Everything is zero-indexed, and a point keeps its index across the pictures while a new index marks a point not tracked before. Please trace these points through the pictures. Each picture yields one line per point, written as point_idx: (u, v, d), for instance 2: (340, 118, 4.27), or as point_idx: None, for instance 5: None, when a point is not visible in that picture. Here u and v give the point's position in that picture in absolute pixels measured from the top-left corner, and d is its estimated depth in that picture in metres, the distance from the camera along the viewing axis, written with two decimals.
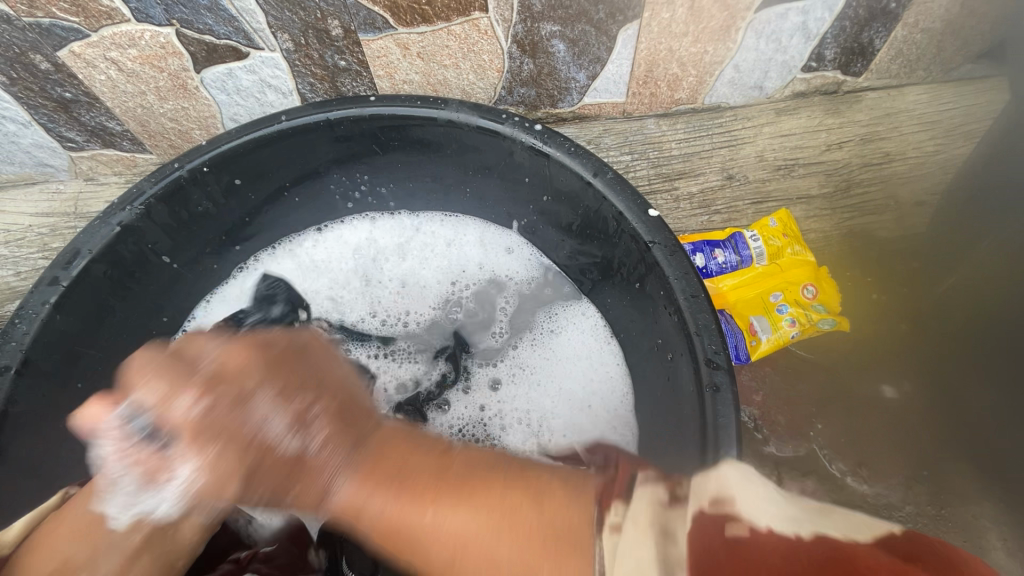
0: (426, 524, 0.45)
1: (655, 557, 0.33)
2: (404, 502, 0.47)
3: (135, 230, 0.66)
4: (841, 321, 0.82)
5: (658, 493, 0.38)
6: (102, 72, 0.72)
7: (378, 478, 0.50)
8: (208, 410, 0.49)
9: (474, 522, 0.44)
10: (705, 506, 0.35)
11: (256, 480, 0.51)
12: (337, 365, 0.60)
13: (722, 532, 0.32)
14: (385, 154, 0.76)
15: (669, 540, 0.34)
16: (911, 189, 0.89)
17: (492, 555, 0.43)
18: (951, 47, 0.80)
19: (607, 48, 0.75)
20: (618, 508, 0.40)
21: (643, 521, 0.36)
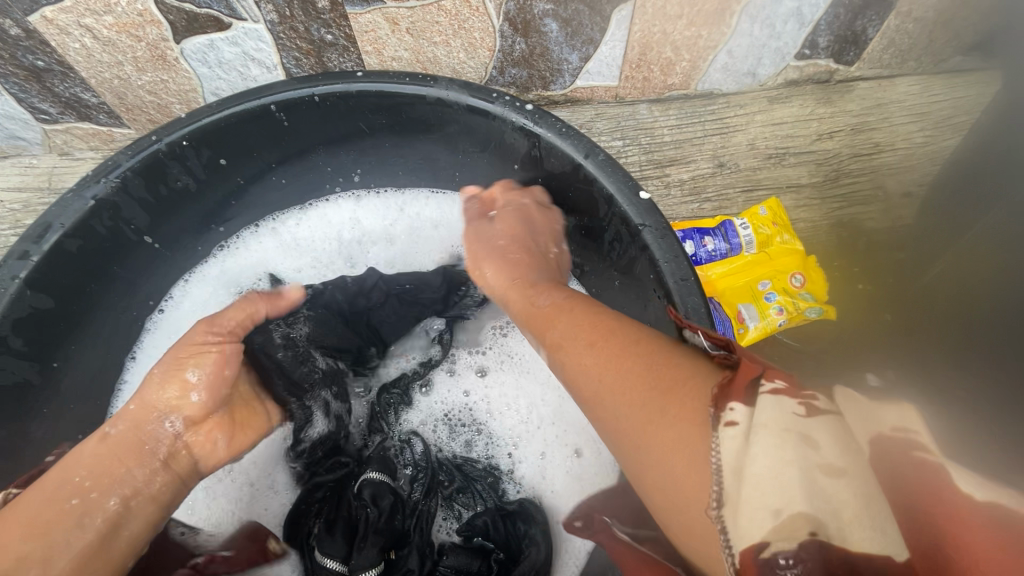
0: (584, 341, 0.47)
1: (800, 461, 0.30)
2: (593, 329, 0.48)
3: (110, 204, 0.63)
4: (827, 309, 0.82)
5: (787, 402, 0.32)
6: (77, 39, 0.69)
7: (558, 312, 0.53)
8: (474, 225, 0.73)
9: (631, 347, 0.44)
10: (885, 428, 0.30)
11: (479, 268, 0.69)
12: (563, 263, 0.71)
13: (907, 463, 0.29)
14: (372, 133, 0.74)
15: (810, 445, 0.30)
16: (900, 180, 0.90)
17: (625, 372, 0.42)
18: (943, 37, 0.81)
19: (600, 29, 0.73)
20: (737, 406, 0.34)
21: (772, 421, 0.31)
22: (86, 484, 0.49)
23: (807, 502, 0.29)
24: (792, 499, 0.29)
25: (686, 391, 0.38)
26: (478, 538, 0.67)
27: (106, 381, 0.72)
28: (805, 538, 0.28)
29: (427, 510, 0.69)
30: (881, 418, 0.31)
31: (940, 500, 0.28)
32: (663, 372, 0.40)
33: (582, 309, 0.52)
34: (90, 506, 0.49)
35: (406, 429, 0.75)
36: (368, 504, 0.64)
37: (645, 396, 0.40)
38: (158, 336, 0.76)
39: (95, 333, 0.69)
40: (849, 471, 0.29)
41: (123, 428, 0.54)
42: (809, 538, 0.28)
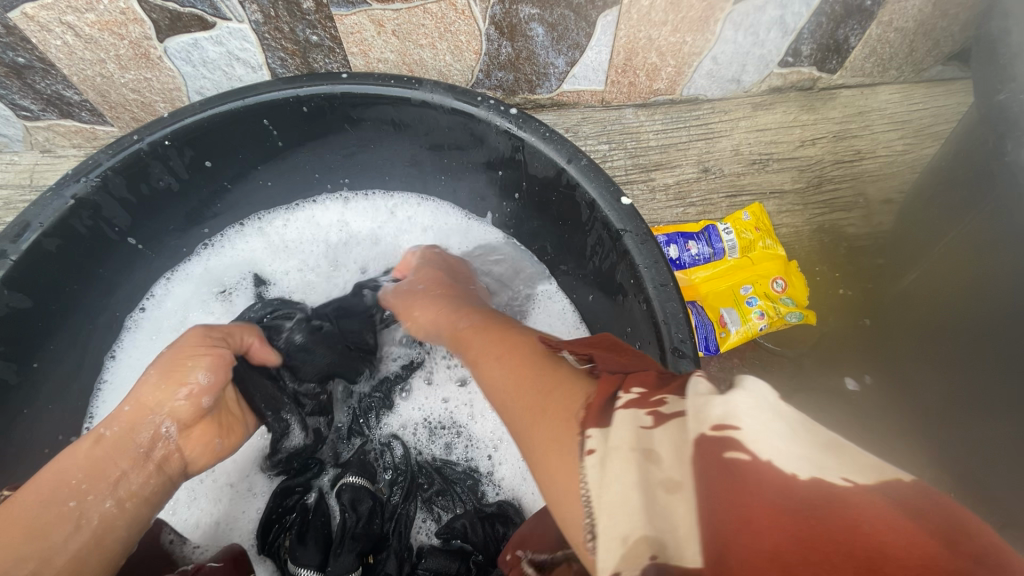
0: (496, 359, 0.47)
1: (641, 482, 0.27)
2: (501, 348, 0.48)
3: (90, 204, 0.63)
4: (807, 315, 0.83)
5: (638, 416, 0.31)
6: (58, 37, 0.68)
7: (478, 333, 0.54)
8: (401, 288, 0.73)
9: (524, 365, 0.44)
10: (708, 427, 0.27)
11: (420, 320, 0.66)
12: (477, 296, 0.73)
13: (720, 463, 0.25)
14: (358, 135, 0.74)
15: (652, 461, 0.28)
16: (881, 187, 0.91)
17: (519, 387, 0.42)
18: (923, 47, 0.82)
19: (585, 34, 0.74)
20: (595, 430, 0.32)
21: (625, 443, 0.29)
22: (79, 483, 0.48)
23: (649, 524, 0.26)
24: (633, 521, 0.26)
25: (555, 411, 0.36)
26: (456, 540, 0.67)
27: (86, 381, 0.71)
28: (645, 563, 0.25)
29: (406, 513, 0.69)
30: (704, 415, 0.27)
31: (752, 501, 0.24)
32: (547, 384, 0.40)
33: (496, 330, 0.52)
34: (85, 508, 0.47)
35: (386, 432, 0.75)
36: (346, 509, 0.65)
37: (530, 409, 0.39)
38: (140, 335, 0.76)
39: (77, 332, 0.69)
40: (685, 486, 0.26)
41: (122, 429, 0.52)
42: (649, 563, 0.25)
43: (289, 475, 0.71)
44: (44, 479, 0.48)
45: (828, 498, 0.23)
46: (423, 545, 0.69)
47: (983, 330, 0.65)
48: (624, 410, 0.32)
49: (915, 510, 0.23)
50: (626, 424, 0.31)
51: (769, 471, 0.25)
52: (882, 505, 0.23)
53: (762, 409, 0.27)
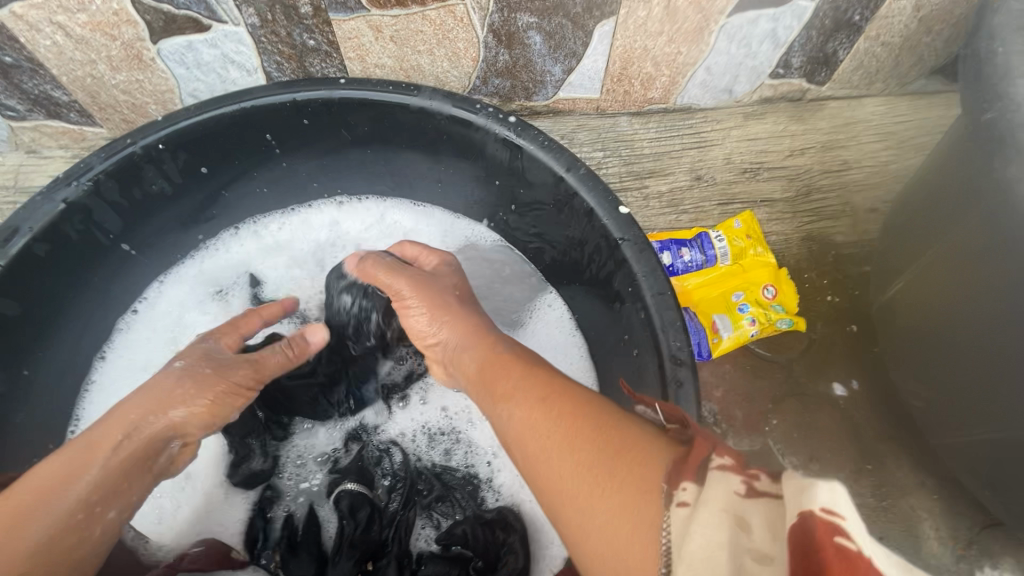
0: (537, 399, 0.45)
1: (731, 545, 0.28)
2: (539, 388, 0.47)
3: (82, 207, 0.62)
4: (795, 321, 0.85)
5: (733, 480, 0.31)
6: (48, 36, 0.66)
7: (509, 367, 0.51)
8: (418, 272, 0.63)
9: (574, 413, 0.43)
10: (818, 508, 0.28)
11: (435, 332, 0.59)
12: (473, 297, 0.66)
13: (829, 548, 0.27)
14: (355, 141, 0.74)
15: (743, 528, 0.29)
16: (867, 197, 0.93)
17: (572, 436, 0.41)
18: (908, 62, 0.84)
19: (582, 43, 0.75)
20: (690, 485, 0.33)
21: (718, 503, 0.30)
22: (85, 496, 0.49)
23: None
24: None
25: (642, 475, 0.36)
26: (456, 546, 0.67)
27: (75, 388, 0.70)
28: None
29: (406, 519, 0.69)
30: (814, 494, 0.28)
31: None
32: (614, 441, 0.39)
33: (531, 369, 0.50)
34: (92, 519, 0.49)
35: (385, 438, 0.75)
36: (344, 516, 0.66)
37: (593, 465, 0.38)
38: (133, 336, 0.75)
39: (67, 338, 0.67)
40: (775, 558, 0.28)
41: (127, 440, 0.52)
42: None
43: (267, 485, 0.71)
44: (40, 488, 0.47)
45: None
46: (422, 551, 0.69)
47: (966, 338, 0.67)
48: (720, 472, 0.32)
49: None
50: (721, 487, 0.31)
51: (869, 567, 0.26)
52: None
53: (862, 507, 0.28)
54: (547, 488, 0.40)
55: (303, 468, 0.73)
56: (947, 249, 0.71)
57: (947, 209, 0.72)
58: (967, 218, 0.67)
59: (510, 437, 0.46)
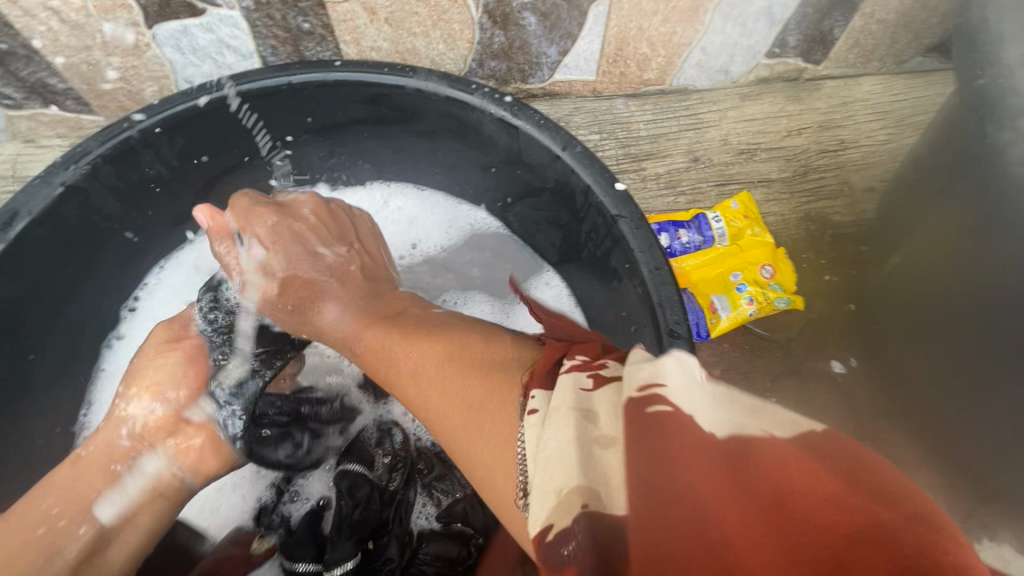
0: (397, 354, 0.52)
1: (578, 439, 0.32)
2: (390, 334, 0.55)
3: (80, 191, 0.62)
4: (795, 299, 0.85)
5: (580, 377, 0.36)
6: (42, 22, 0.66)
7: (375, 318, 0.59)
8: (278, 223, 0.66)
9: (433, 351, 0.50)
10: (635, 392, 0.31)
11: (289, 291, 0.65)
12: (365, 226, 0.73)
13: (650, 421, 0.30)
14: (352, 124, 0.74)
15: (590, 421, 0.33)
16: (864, 176, 0.93)
17: (450, 374, 0.46)
18: (904, 39, 0.84)
19: (577, 24, 0.75)
20: (538, 392, 0.38)
21: (566, 406, 0.34)
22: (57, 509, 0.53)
23: (583, 477, 0.31)
24: (571, 475, 0.31)
25: (493, 409, 0.41)
26: (457, 524, 0.69)
27: (78, 373, 0.71)
28: (578, 511, 0.30)
29: (406, 499, 0.70)
30: (632, 381, 0.32)
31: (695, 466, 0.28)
32: (470, 373, 0.46)
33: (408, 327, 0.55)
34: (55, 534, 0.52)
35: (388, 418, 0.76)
36: (342, 495, 0.66)
37: (457, 403, 0.44)
38: (137, 325, 0.75)
39: (67, 326, 0.68)
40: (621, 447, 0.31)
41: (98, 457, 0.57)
42: (582, 510, 0.30)
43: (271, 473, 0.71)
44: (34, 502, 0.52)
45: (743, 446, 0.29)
46: (424, 529, 0.70)
47: (963, 313, 0.67)
48: (571, 372, 0.37)
49: (822, 453, 0.28)
50: (568, 387, 0.36)
51: (689, 423, 0.30)
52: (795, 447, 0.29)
53: (685, 375, 0.33)
54: (438, 417, 0.46)
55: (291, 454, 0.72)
56: (945, 224, 0.71)
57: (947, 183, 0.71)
58: (967, 190, 0.66)
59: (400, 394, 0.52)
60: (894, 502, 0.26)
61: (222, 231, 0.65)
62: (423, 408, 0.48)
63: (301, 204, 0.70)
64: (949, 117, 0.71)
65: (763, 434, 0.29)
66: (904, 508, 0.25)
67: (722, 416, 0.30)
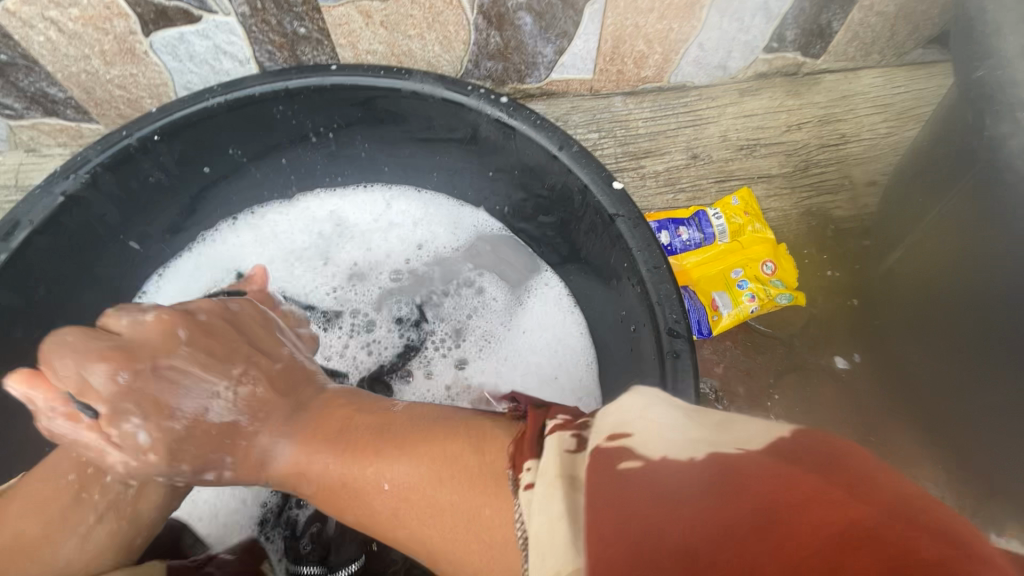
0: (370, 480, 0.43)
1: (566, 511, 0.31)
2: (352, 460, 0.45)
3: (80, 201, 0.62)
4: (796, 296, 0.84)
5: (564, 439, 0.35)
6: (41, 33, 0.67)
7: (323, 440, 0.48)
8: (130, 377, 0.48)
9: (415, 477, 0.42)
10: (602, 441, 0.33)
11: (178, 450, 0.49)
12: (257, 322, 0.57)
13: (620, 468, 0.30)
14: (348, 128, 0.74)
15: (574, 489, 0.32)
16: (865, 169, 0.92)
17: (438, 509, 0.40)
18: (904, 31, 0.83)
19: (573, 23, 0.74)
20: (531, 464, 0.36)
21: (553, 473, 0.33)
22: (89, 458, 0.54)
23: (574, 551, 0.29)
24: (559, 533, 0.30)
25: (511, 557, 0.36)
26: None
27: None
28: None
29: None
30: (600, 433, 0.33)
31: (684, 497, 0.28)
32: (467, 497, 0.39)
33: (378, 440, 0.45)
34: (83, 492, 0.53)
35: None
36: None
37: (455, 535, 0.39)
38: None
39: None
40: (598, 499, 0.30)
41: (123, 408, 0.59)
42: None
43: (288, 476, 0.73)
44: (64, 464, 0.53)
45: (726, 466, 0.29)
46: None
47: (967, 307, 0.67)
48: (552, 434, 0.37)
49: (808, 459, 0.28)
50: (554, 450, 0.35)
51: (660, 464, 0.30)
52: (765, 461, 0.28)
53: (648, 415, 0.33)
54: (450, 566, 0.40)
55: None
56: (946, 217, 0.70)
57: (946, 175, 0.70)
58: (965, 182, 0.66)
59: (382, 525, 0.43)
60: (869, 488, 0.25)
61: (51, 410, 0.47)
62: (424, 549, 0.41)
63: (144, 342, 0.49)
64: (948, 109, 0.70)
65: (738, 453, 0.29)
66: (879, 494, 0.25)
67: (695, 445, 0.31)
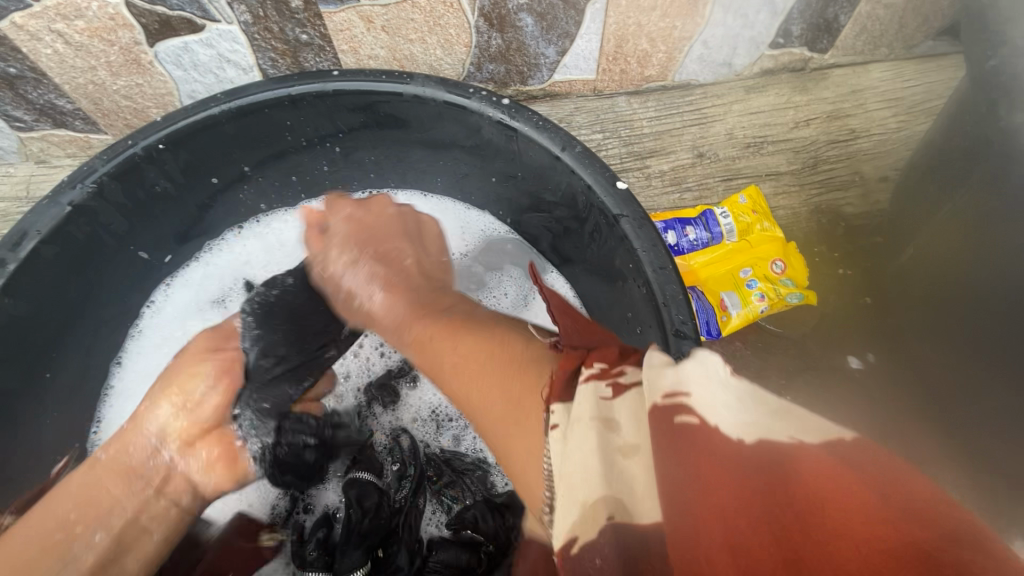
0: (445, 344, 0.53)
1: (600, 449, 0.31)
2: (437, 330, 0.56)
3: (87, 210, 0.63)
4: (807, 295, 0.83)
5: (599, 387, 0.35)
6: (48, 45, 0.68)
7: (424, 312, 0.60)
8: (356, 216, 0.71)
9: (478, 349, 0.50)
10: (660, 398, 0.30)
11: (344, 281, 0.67)
12: (433, 233, 0.74)
13: (674, 432, 0.28)
14: (352, 133, 0.74)
15: (610, 429, 0.32)
16: (877, 165, 0.91)
17: (485, 368, 0.48)
18: (913, 24, 0.82)
19: (575, 23, 0.74)
20: (560, 408, 0.37)
21: (587, 412, 0.34)
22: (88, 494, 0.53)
23: (607, 487, 0.30)
24: (593, 485, 0.31)
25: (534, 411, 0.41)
26: (467, 531, 0.69)
27: (89, 389, 0.72)
28: (602, 522, 0.30)
29: (415, 507, 0.70)
30: (658, 386, 0.31)
31: (720, 478, 0.27)
32: (513, 368, 0.46)
33: (454, 325, 0.55)
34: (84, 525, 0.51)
35: (397, 425, 0.76)
36: (352, 504, 0.66)
37: (493, 390, 0.46)
38: (144, 343, 0.77)
39: (77, 341, 0.69)
40: (640, 449, 0.31)
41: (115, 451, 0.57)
42: (606, 522, 0.30)
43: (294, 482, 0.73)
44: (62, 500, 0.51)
45: (769, 456, 0.27)
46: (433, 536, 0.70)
47: (987, 306, 0.64)
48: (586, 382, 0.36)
49: (850, 459, 0.26)
50: (588, 397, 0.35)
51: (718, 433, 0.28)
52: (826, 459, 0.26)
53: (709, 385, 0.30)
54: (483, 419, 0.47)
55: None
56: (968, 211, 0.66)
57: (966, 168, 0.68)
58: (983, 174, 0.64)
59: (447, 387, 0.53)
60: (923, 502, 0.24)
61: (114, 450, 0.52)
62: (466, 401, 0.49)
63: (373, 221, 0.71)
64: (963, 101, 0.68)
65: (793, 444, 0.27)
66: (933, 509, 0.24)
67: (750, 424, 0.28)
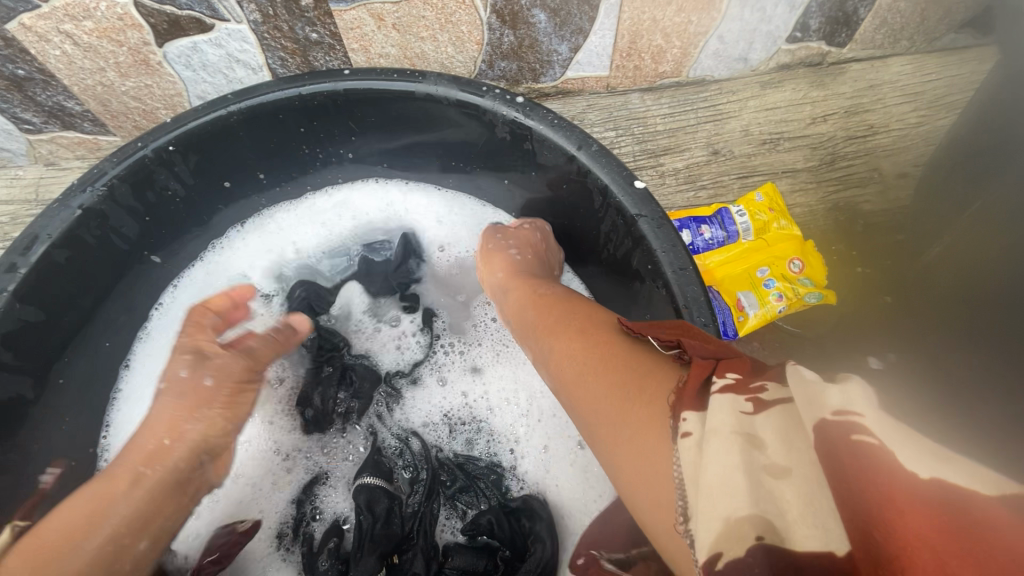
0: (560, 346, 0.49)
1: (745, 464, 0.29)
2: (555, 330, 0.51)
3: (97, 213, 0.62)
4: (827, 294, 0.81)
5: (737, 400, 0.32)
6: (57, 46, 0.67)
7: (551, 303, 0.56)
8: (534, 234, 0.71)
9: (592, 351, 0.45)
10: (828, 413, 0.28)
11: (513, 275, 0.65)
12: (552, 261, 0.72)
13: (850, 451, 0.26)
14: (363, 133, 0.73)
15: (756, 446, 0.29)
16: (896, 161, 0.89)
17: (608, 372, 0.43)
18: (935, 17, 0.80)
19: (589, 18, 0.72)
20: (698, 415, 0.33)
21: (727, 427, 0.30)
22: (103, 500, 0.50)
23: (753, 506, 0.28)
24: (738, 502, 0.28)
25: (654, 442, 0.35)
26: (483, 537, 0.68)
27: (101, 392, 0.71)
28: (749, 543, 0.27)
29: (430, 512, 0.69)
30: (824, 401, 0.28)
31: (899, 516, 0.24)
32: (630, 381, 0.40)
33: (568, 320, 0.51)
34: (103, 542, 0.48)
35: (404, 428, 0.75)
36: (362, 510, 0.65)
37: (612, 404, 0.40)
38: (152, 346, 0.75)
39: (88, 344, 0.68)
40: (792, 471, 0.28)
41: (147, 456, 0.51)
42: (754, 543, 0.27)
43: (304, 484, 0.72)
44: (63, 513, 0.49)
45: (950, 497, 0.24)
46: (448, 543, 0.69)
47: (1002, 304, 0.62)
48: (719, 395, 0.33)
49: None
50: (726, 408, 0.31)
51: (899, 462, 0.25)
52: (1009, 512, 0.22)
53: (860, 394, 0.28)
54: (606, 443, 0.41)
55: (331, 460, 0.73)
56: (1001, 207, 0.64)
57: (998, 164, 0.66)
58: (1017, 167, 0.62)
59: (546, 362, 0.50)
60: None
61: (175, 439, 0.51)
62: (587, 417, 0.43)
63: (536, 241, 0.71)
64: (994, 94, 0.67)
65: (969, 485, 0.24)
66: None
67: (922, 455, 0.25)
